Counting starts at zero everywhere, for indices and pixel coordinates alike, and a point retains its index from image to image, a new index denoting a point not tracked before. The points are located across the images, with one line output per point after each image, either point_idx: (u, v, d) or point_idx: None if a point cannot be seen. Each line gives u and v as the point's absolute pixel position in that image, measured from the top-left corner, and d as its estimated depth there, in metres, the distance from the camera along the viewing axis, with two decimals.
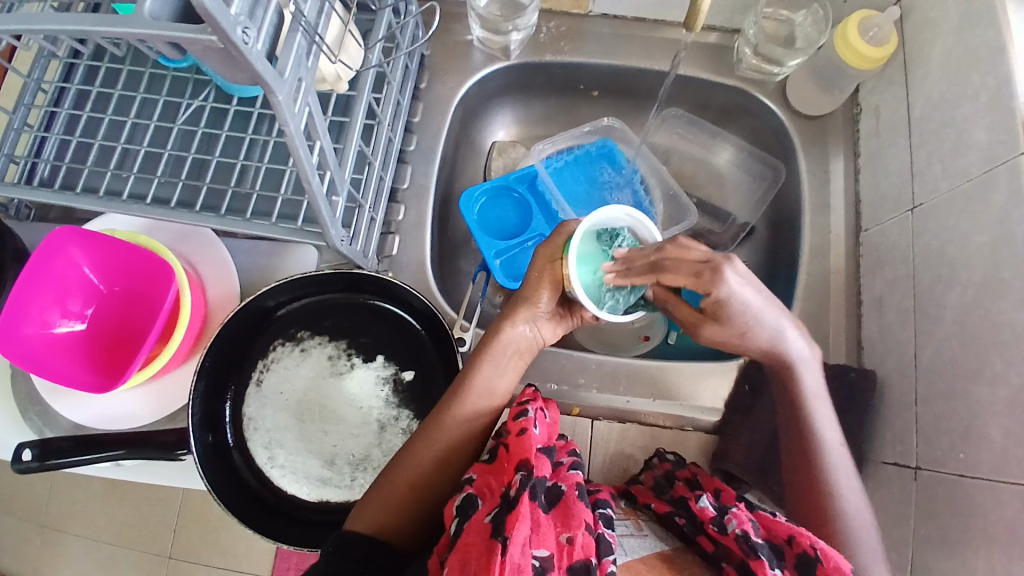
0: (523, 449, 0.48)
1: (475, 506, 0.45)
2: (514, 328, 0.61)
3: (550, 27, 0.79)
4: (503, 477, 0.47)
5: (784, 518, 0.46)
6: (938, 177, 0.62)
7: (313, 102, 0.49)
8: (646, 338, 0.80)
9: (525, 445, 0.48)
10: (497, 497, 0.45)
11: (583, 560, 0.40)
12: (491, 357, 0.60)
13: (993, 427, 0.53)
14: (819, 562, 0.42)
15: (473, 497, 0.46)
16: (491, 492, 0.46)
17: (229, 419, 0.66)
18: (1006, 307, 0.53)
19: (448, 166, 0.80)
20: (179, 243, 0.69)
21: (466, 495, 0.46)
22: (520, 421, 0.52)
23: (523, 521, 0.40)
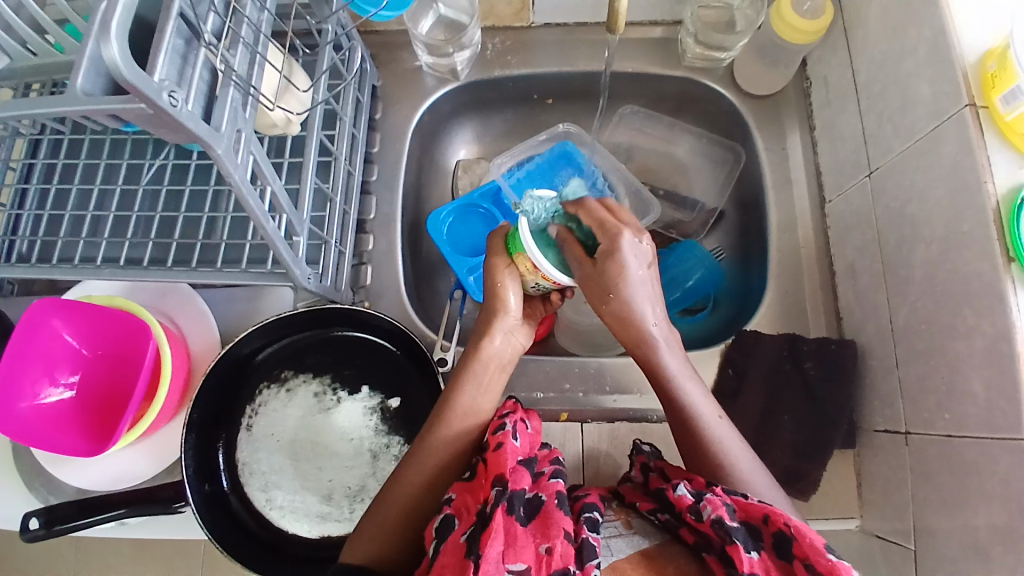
0: (499, 465, 0.52)
1: (452, 525, 0.49)
2: (491, 343, 0.64)
3: (495, 43, 0.80)
4: (480, 495, 0.51)
5: (757, 499, 0.48)
6: (890, 138, 0.62)
7: (256, 149, 0.51)
8: None
9: (502, 460, 0.52)
10: (473, 515, 0.49)
11: (562, 568, 0.43)
12: (472, 377, 0.62)
13: (974, 380, 0.52)
14: (795, 541, 0.45)
15: (450, 517, 0.50)
16: (467, 510, 0.50)
17: (224, 466, 0.67)
18: (970, 258, 0.53)
19: (413, 190, 0.81)
20: (156, 301, 0.71)
21: (444, 516, 0.50)
22: (498, 435, 0.55)
23: (495, 538, 0.44)
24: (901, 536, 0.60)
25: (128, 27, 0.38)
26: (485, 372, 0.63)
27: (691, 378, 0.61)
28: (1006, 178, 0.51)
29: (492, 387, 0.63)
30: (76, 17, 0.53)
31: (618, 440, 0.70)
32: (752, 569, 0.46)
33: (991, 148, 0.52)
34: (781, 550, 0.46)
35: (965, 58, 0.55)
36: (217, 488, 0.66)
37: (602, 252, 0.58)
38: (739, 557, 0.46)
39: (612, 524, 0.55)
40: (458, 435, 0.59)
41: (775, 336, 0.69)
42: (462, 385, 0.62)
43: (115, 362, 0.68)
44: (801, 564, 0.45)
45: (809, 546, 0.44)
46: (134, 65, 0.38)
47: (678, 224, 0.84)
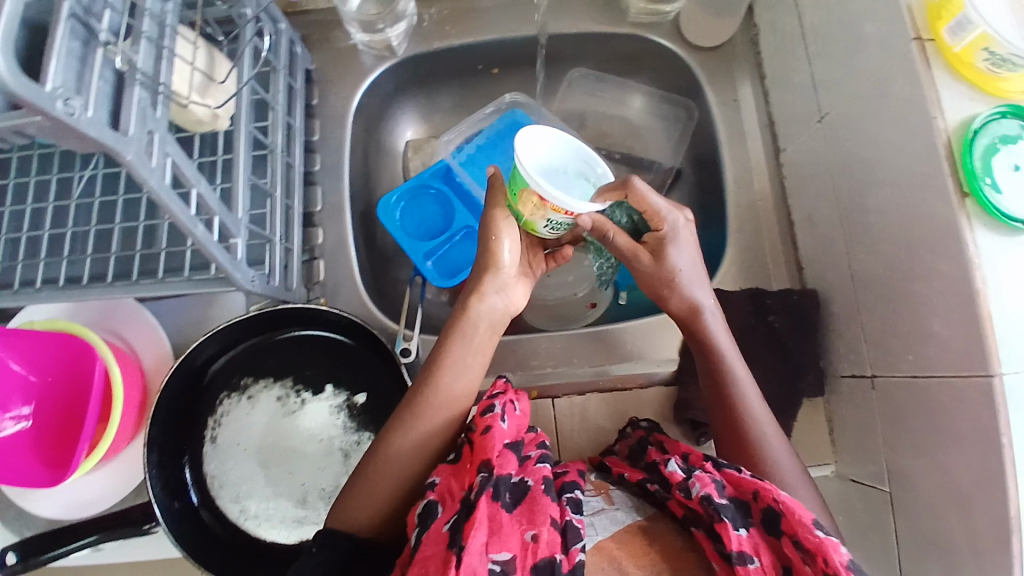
0: (484, 450, 0.49)
1: (435, 513, 0.47)
2: (482, 301, 0.60)
3: (432, 14, 0.76)
4: (464, 481, 0.49)
5: (748, 474, 0.48)
6: (839, 82, 0.61)
7: (173, 150, 0.48)
8: (593, 305, 0.80)
9: (487, 447, 0.49)
10: (457, 502, 0.47)
11: (550, 557, 0.43)
12: (460, 343, 0.59)
13: (936, 322, 0.52)
14: (784, 516, 0.44)
15: (433, 504, 0.48)
16: (451, 496, 0.48)
17: (192, 482, 0.66)
18: (925, 200, 0.52)
19: (361, 176, 0.78)
20: (102, 319, 0.68)
21: (427, 502, 0.48)
22: (485, 417, 0.52)
23: (479, 527, 0.43)
24: (875, 480, 0.61)
25: (14, 33, 0.35)
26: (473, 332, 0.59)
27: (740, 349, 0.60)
28: (958, 114, 0.51)
29: (480, 354, 0.60)
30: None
31: (589, 413, 0.71)
32: (741, 548, 0.45)
33: (939, 83, 0.51)
34: (769, 526, 0.46)
35: None
36: (188, 503, 0.64)
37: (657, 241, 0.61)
38: (727, 534, 0.45)
39: (595, 498, 0.56)
40: (444, 410, 0.56)
41: (739, 293, 0.69)
42: (450, 348, 0.59)
43: (65, 387, 0.65)
44: (789, 540, 0.44)
45: (798, 522, 0.43)
46: (22, 75, 0.34)
47: None
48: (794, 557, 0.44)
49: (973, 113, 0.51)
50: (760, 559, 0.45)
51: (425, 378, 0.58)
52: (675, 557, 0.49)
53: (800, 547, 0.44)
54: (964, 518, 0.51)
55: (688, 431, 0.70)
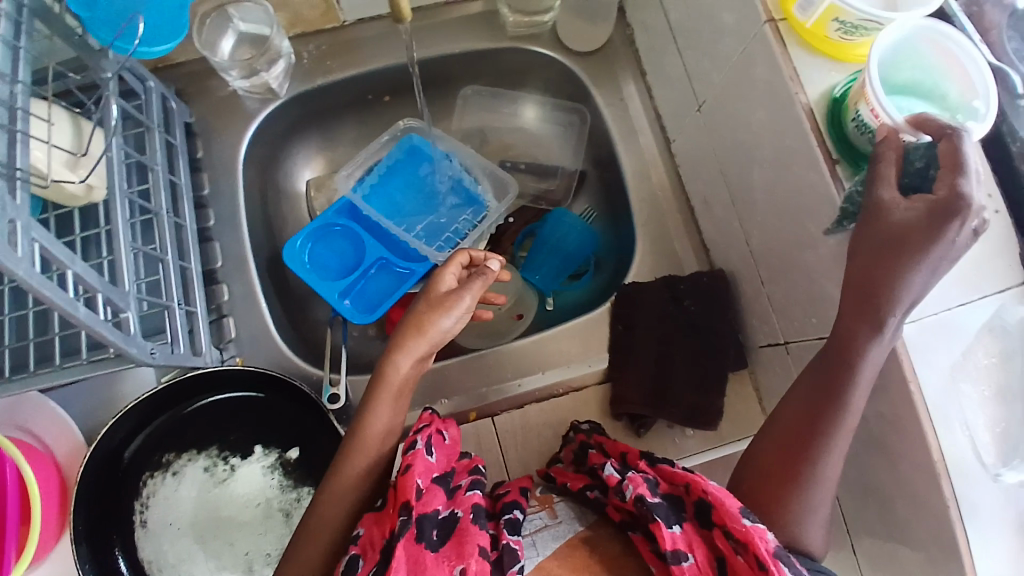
0: (404, 492, 0.47)
1: (356, 567, 0.47)
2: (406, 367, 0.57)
3: (310, 50, 0.75)
4: (385, 527, 0.48)
5: (680, 469, 0.49)
6: (709, 70, 0.63)
7: (39, 233, 0.45)
8: (520, 316, 0.80)
9: (406, 487, 0.47)
10: (377, 552, 0.47)
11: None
12: (386, 404, 0.56)
13: (830, 285, 0.54)
14: (714, 508, 0.45)
15: (356, 557, 0.48)
16: (373, 546, 0.48)
17: (127, 571, 0.62)
18: (800, 170, 0.54)
19: (262, 224, 0.76)
20: (7, 416, 0.64)
21: (350, 557, 0.48)
22: (409, 455, 0.51)
23: (395, 572, 0.43)
24: None
25: None
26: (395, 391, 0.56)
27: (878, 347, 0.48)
28: (818, 86, 0.53)
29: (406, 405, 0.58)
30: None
31: (529, 424, 0.70)
32: (675, 546, 0.46)
33: (796, 61, 0.54)
34: (702, 518, 0.47)
35: None
36: None
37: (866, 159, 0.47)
38: (661, 534, 0.46)
39: (539, 515, 0.56)
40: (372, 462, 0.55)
41: (653, 283, 0.70)
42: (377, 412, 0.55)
43: None
44: (721, 531, 0.45)
45: (727, 512, 0.45)
46: None
47: (545, 196, 0.83)
48: (726, 548, 0.45)
49: (833, 83, 0.53)
50: (694, 555, 0.46)
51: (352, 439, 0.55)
52: (615, 564, 0.51)
53: (731, 537, 0.45)
54: (890, 466, 0.53)
55: (626, 425, 0.69)
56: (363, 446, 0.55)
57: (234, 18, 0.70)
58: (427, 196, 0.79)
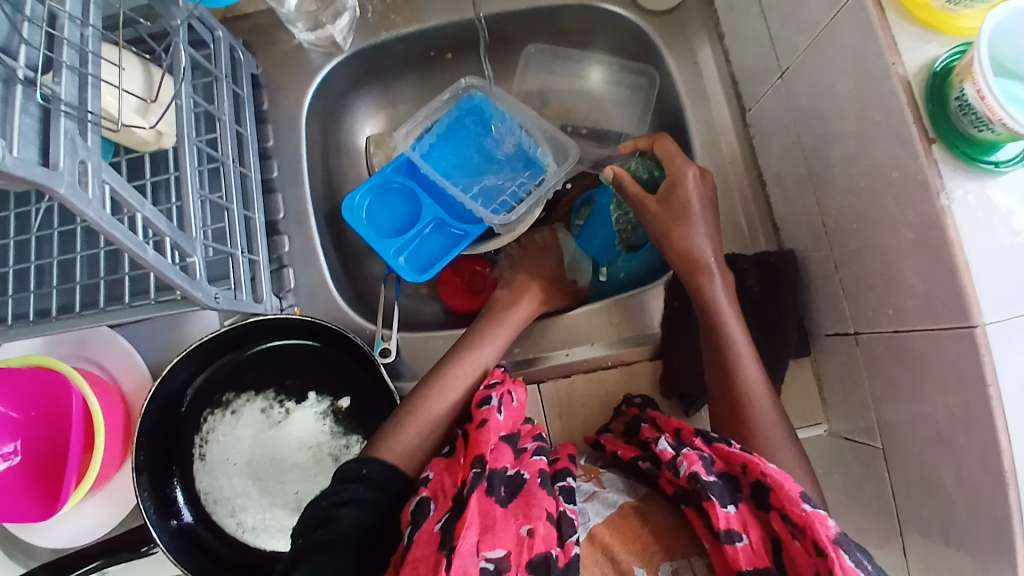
0: (478, 445, 0.50)
1: (427, 510, 0.47)
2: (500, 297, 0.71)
3: (375, 3, 0.74)
4: (457, 476, 0.50)
5: (737, 448, 0.47)
6: (793, 33, 0.59)
7: (110, 175, 0.46)
8: (576, 280, 0.78)
9: (481, 442, 0.50)
10: (449, 500, 0.47)
11: (544, 552, 0.42)
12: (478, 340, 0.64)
13: (910, 273, 0.51)
14: (772, 490, 0.44)
15: (425, 501, 0.48)
16: (444, 493, 0.49)
17: (185, 501, 0.66)
18: (887, 148, 0.50)
19: (323, 178, 0.76)
20: (76, 348, 0.67)
21: (419, 499, 0.48)
22: (483, 410, 0.54)
23: (469, 527, 0.43)
24: (866, 435, 0.61)
25: None
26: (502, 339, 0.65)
27: (734, 315, 0.60)
28: (916, 57, 0.48)
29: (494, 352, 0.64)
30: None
31: (576, 394, 0.70)
32: (729, 526, 0.45)
33: (894, 30, 0.48)
34: (758, 500, 0.46)
35: None
36: (182, 522, 0.65)
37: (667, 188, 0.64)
38: (715, 512, 0.45)
39: (586, 484, 0.55)
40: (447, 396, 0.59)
41: None
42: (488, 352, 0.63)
43: (50, 423, 0.65)
44: (778, 514, 0.44)
45: (785, 495, 0.43)
46: None
47: (606, 161, 0.78)
48: (781, 531, 0.44)
49: (933, 55, 0.48)
50: (749, 536, 0.45)
51: (455, 358, 0.62)
52: (667, 537, 0.50)
53: (787, 520, 0.43)
54: (955, 468, 0.50)
55: (676, 404, 0.69)
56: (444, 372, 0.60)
57: None
58: (485, 157, 0.77)
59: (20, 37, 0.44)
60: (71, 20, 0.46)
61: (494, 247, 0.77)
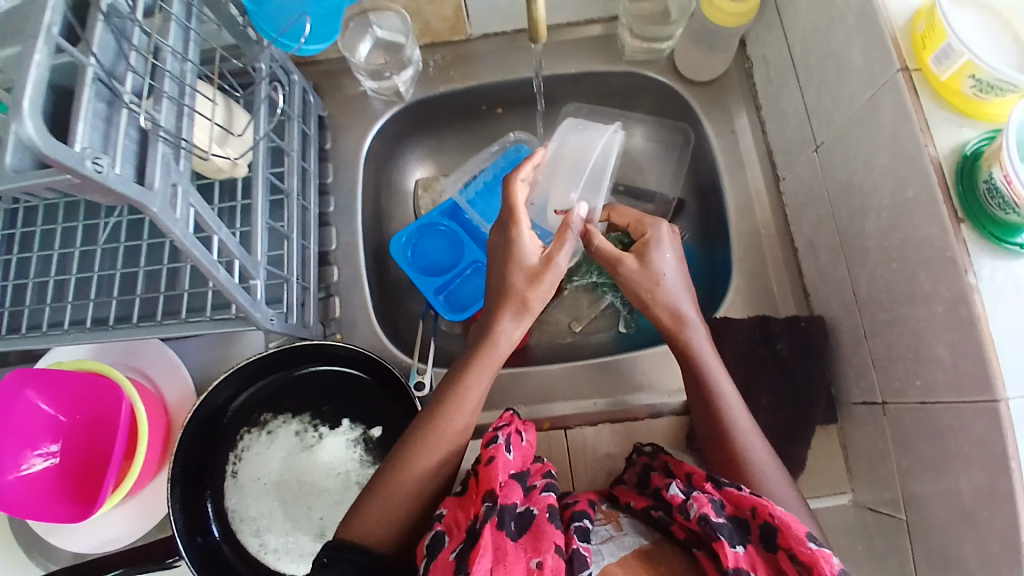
0: (488, 481, 0.50)
1: (443, 542, 0.48)
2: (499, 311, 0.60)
3: (437, 60, 0.80)
4: (470, 511, 0.50)
5: (746, 492, 0.48)
6: (831, 111, 0.62)
7: (195, 200, 0.50)
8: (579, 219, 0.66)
9: (491, 476, 0.50)
10: (462, 532, 0.48)
11: None
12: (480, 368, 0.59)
13: (939, 345, 0.52)
14: (779, 532, 0.45)
15: (441, 534, 0.49)
16: (458, 527, 0.50)
17: (214, 517, 0.68)
18: (919, 224, 0.53)
19: (373, 216, 0.80)
20: (126, 358, 0.71)
21: (435, 533, 0.49)
22: (491, 448, 0.53)
23: (483, 555, 0.44)
24: (890, 506, 0.61)
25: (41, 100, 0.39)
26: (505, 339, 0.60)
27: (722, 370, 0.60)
28: (949, 140, 0.51)
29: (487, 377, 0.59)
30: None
31: (602, 441, 0.71)
32: (737, 564, 0.45)
33: (928, 114, 0.52)
34: (766, 540, 0.46)
35: (894, 22, 0.54)
36: (210, 539, 0.66)
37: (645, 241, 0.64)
38: (724, 552, 0.45)
39: (604, 528, 0.56)
40: (449, 433, 0.57)
41: (745, 320, 0.70)
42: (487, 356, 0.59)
43: (92, 426, 0.67)
44: (785, 554, 0.45)
45: (792, 536, 0.44)
46: (50, 138, 0.37)
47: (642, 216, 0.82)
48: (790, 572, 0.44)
49: (965, 138, 0.51)
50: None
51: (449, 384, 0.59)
52: None
53: (795, 561, 0.44)
54: (978, 542, 0.50)
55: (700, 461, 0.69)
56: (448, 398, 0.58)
57: (373, 24, 0.74)
58: None
59: (125, 64, 0.46)
60: (172, 53, 0.49)
61: None
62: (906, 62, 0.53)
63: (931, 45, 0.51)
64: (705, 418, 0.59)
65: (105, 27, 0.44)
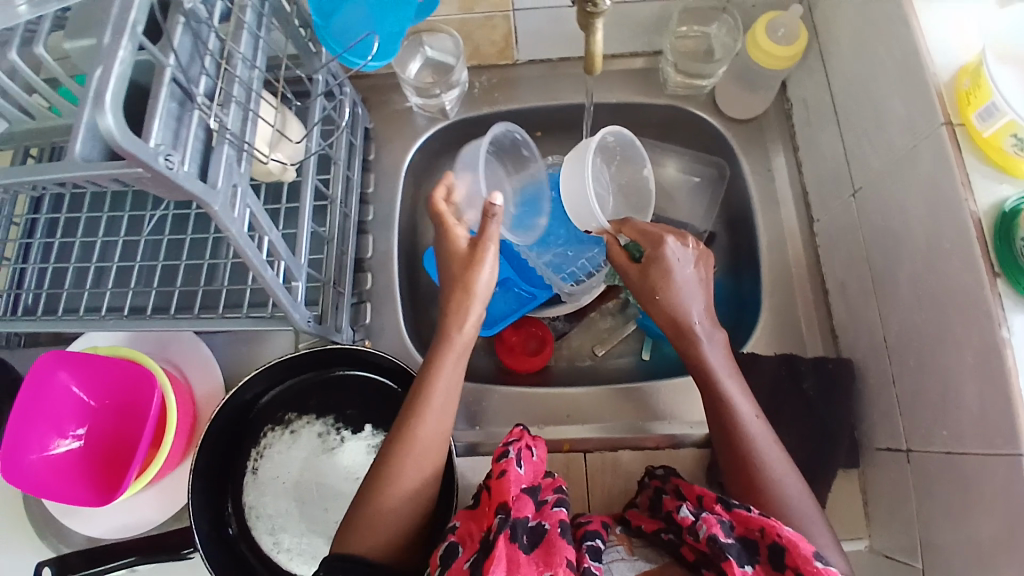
0: (500, 494, 0.51)
1: (456, 553, 0.49)
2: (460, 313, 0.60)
3: (482, 81, 0.82)
4: (484, 523, 0.51)
5: (755, 513, 0.49)
6: (871, 157, 0.63)
7: (252, 202, 0.52)
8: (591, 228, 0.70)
9: (504, 489, 0.51)
10: (476, 542, 0.49)
11: None
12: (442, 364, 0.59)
13: (968, 396, 0.52)
14: (787, 552, 0.46)
15: (455, 545, 0.50)
16: (471, 538, 0.50)
17: (232, 512, 0.68)
18: (955, 274, 0.53)
19: (409, 227, 0.82)
20: (159, 350, 0.72)
21: (448, 544, 0.50)
22: (502, 462, 0.54)
23: (497, 564, 0.44)
24: (909, 554, 0.60)
25: (122, 96, 0.40)
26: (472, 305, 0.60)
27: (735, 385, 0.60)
28: (988, 195, 0.52)
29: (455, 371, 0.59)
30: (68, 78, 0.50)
31: (621, 467, 0.71)
32: None
33: (969, 168, 0.53)
34: (774, 561, 0.47)
35: (939, 76, 0.55)
36: (227, 533, 0.67)
37: (647, 258, 0.64)
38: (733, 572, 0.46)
39: (616, 549, 0.57)
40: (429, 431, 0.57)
41: (772, 357, 0.70)
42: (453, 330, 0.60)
43: (120, 412, 0.68)
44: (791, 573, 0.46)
45: (798, 554, 0.45)
46: (129, 132, 0.39)
47: None
48: None
49: (1003, 196, 0.52)
50: None
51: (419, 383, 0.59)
52: None
53: None
54: None
55: None
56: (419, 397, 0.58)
57: (425, 44, 0.77)
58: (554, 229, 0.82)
59: (200, 66, 0.48)
60: (243, 60, 0.51)
61: (556, 313, 0.83)
62: (949, 113, 0.54)
63: (975, 99, 0.52)
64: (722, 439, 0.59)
65: (184, 30, 0.46)
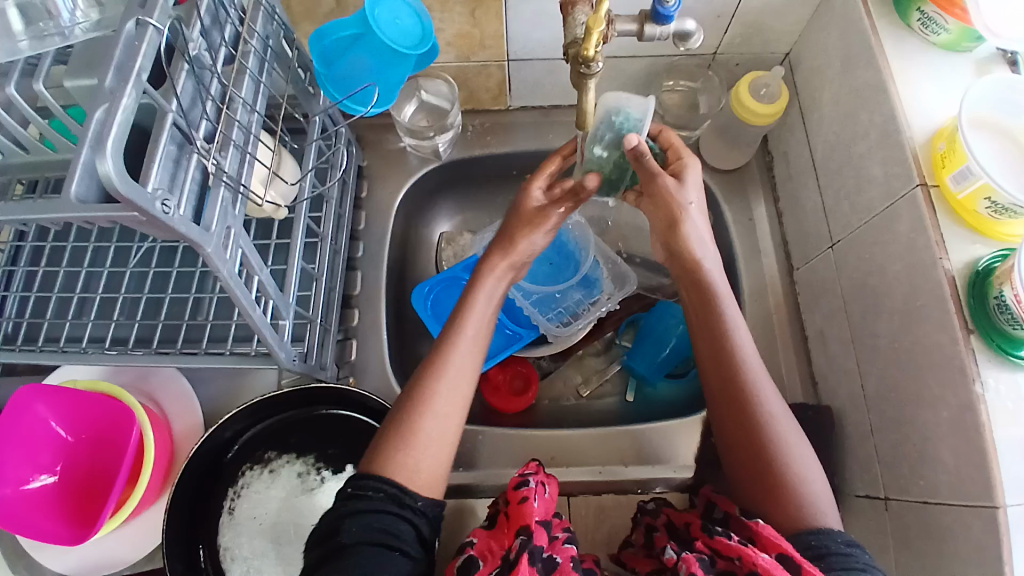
0: (523, 516, 0.52)
1: (476, 567, 0.51)
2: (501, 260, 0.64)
3: (475, 125, 0.84)
4: (504, 541, 0.52)
5: (733, 541, 0.50)
6: (849, 213, 0.66)
7: (244, 242, 0.52)
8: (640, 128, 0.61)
9: (525, 513, 0.52)
10: (498, 559, 0.50)
11: None
12: (473, 317, 0.61)
13: (944, 449, 0.54)
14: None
15: (474, 559, 0.51)
16: (492, 554, 0.51)
17: (206, 555, 0.67)
18: (930, 329, 0.55)
19: (398, 264, 0.83)
20: (138, 382, 0.71)
21: (468, 558, 0.52)
22: (521, 490, 0.54)
23: None
24: None
25: (122, 141, 0.40)
26: (493, 277, 0.64)
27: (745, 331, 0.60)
28: (962, 255, 0.54)
29: (480, 341, 0.61)
30: (61, 111, 0.48)
31: (609, 511, 0.71)
32: None
33: (945, 231, 0.55)
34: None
35: (916, 141, 0.58)
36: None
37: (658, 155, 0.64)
38: None
39: None
40: (451, 389, 0.58)
41: None
42: (482, 287, 0.63)
43: (96, 447, 0.67)
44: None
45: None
46: (128, 178, 0.39)
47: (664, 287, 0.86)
48: None
49: (976, 254, 0.55)
50: None
51: (441, 343, 0.60)
52: None
53: None
54: None
55: None
56: (439, 355, 0.59)
57: (421, 88, 0.79)
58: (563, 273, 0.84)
59: (201, 110, 0.48)
60: (243, 104, 0.52)
61: (539, 354, 0.83)
62: (924, 176, 0.56)
63: (950, 163, 0.54)
64: (732, 403, 0.58)
65: (188, 75, 0.47)
